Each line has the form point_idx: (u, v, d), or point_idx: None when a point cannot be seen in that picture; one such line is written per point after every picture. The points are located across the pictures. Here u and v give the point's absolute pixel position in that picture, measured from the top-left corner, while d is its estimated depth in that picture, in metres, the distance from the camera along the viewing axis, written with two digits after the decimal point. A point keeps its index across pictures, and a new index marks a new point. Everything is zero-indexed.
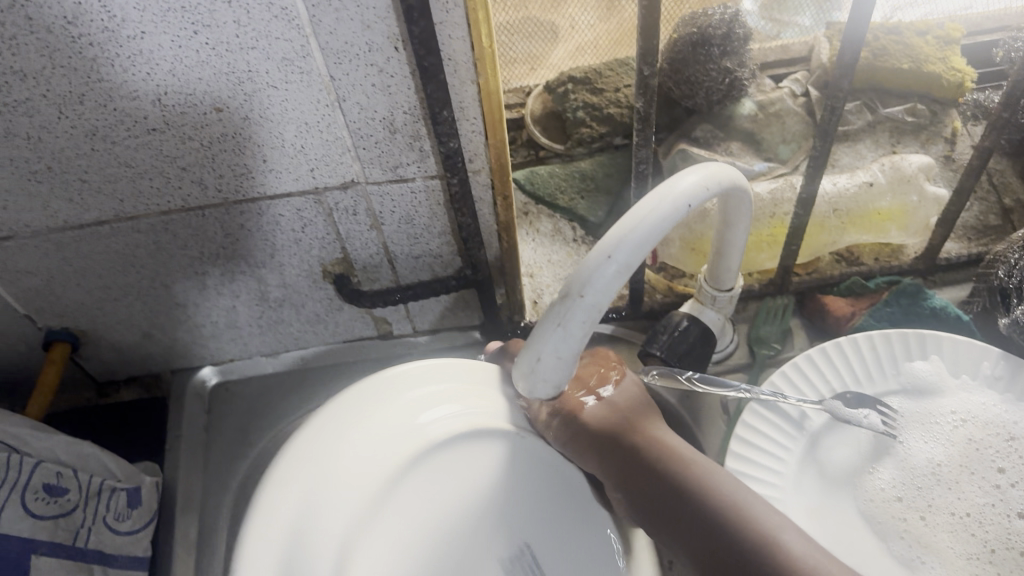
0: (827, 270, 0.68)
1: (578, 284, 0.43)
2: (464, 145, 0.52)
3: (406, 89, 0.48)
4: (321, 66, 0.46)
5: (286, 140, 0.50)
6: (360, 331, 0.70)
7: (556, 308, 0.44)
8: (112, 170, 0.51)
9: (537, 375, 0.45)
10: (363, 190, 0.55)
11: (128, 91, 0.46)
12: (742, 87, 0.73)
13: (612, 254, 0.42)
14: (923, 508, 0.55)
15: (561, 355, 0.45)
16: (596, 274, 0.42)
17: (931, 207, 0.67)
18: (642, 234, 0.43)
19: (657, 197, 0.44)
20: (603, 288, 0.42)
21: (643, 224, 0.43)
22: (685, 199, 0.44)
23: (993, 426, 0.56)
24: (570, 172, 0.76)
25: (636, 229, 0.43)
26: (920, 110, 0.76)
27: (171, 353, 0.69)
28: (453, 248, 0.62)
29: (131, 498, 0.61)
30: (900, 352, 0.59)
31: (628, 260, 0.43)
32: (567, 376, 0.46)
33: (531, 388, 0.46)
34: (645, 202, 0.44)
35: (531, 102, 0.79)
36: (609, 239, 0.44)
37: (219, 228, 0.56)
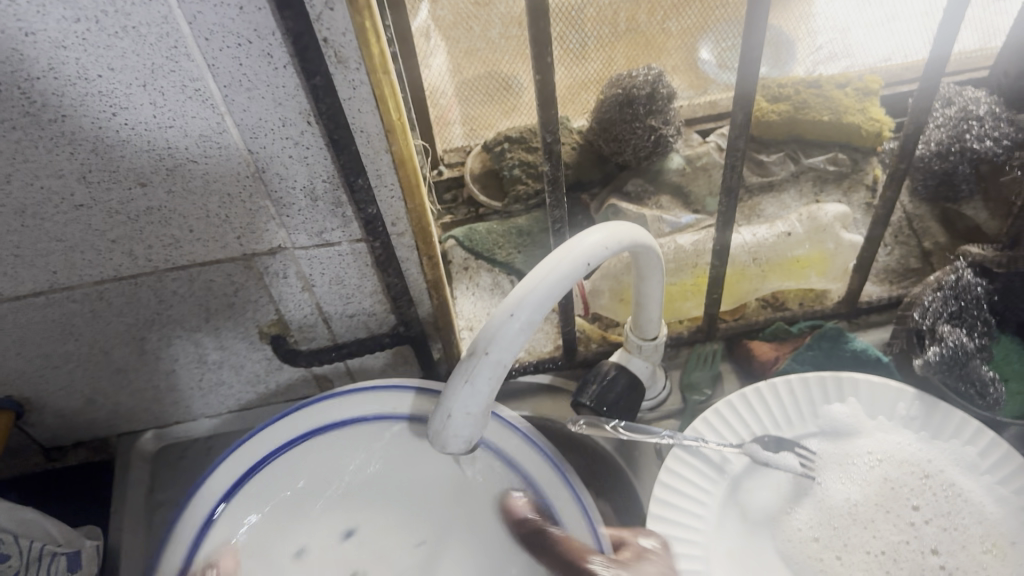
0: (753, 315, 0.70)
1: (483, 342, 0.45)
2: (385, 210, 0.55)
3: (323, 159, 0.51)
4: (239, 141, 0.48)
5: (212, 212, 0.53)
6: (304, 389, 0.72)
7: (464, 366, 0.46)
8: (43, 245, 0.53)
9: (447, 431, 0.47)
10: (291, 255, 0.57)
11: (52, 170, 0.48)
12: (668, 143, 0.76)
13: (514, 312, 0.45)
14: (839, 547, 0.56)
15: (470, 411, 0.46)
16: (499, 333, 0.44)
17: (849, 253, 0.70)
18: (542, 293, 0.45)
19: (556, 257, 0.46)
20: (505, 346, 0.44)
21: (541, 283, 0.45)
22: (584, 257, 0.47)
23: (908, 464, 0.58)
24: (507, 229, 0.78)
25: (538, 288, 0.45)
26: (842, 159, 0.79)
27: (116, 417, 0.70)
28: (385, 306, 0.64)
29: (71, 563, 0.62)
30: (819, 395, 0.62)
31: (530, 318, 0.45)
32: (479, 432, 0.48)
33: (444, 445, 0.48)
34: (544, 262, 0.46)
35: (470, 161, 0.82)
36: (513, 297, 0.46)
37: (153, 295, 0.58)
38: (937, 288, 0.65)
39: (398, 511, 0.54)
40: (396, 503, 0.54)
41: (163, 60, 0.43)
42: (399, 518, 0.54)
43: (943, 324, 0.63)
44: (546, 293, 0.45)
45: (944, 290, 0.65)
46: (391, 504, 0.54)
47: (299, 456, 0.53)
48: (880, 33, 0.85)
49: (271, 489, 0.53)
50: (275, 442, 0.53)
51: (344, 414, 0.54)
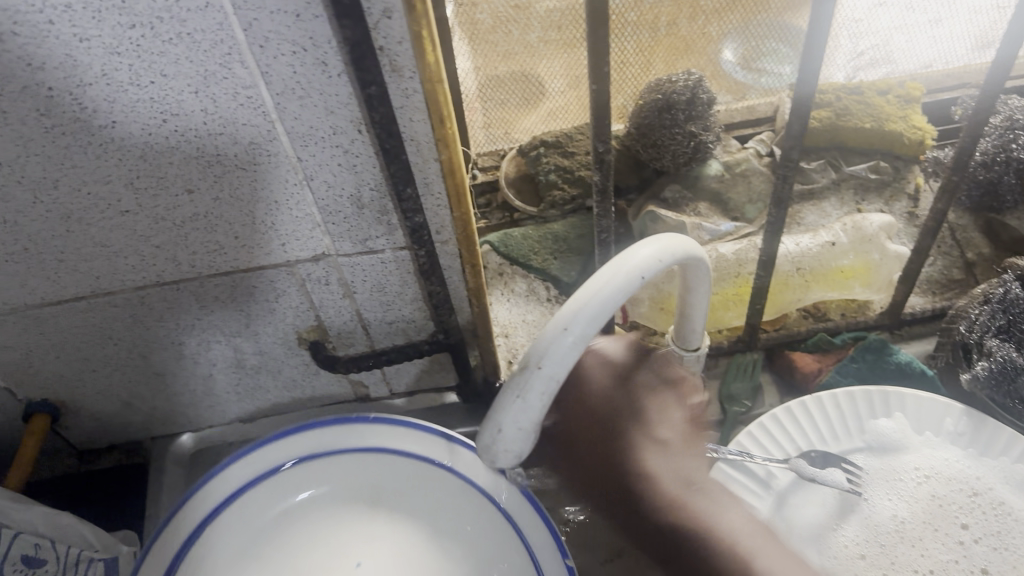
0: (795, 326, 0.70)
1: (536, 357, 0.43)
2: (431, 219, 0.54)
3: (371, 168, 0.50)
4: (289, 149, 0.48)
5: (258, 218, 0.52)
6: (340, 395, 0.71)
7: (516, 381, 0.44)
8: (87, 250, 0.52)
9: (498, 448, 0.46)
10: (334, 262, 0.57)
11: (100, 176, 0.47)
12: (708, 149, 0.75)
13: (568, 324, 0.43)
14: (886, 566, 0.55)
15: (523, 426, 0.45)
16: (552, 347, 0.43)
17: (894, 264, 0.68)
18: (596, 307, 0.43)
19: (610, 269, 0.44)
20: (560, 361, 0.43)
21: (596, 294, 0.43)
22: (640, 269, 0.45)
23: (956, 481, 0.58)
24: (543, 234, 0.77)
25: (591, 300, 0.43)
26: (884, 167, 0.78)
27: (152, 420, 0.70)
28: (425, 313, 0.63)
29: (108, 568, 0.62)
30: (865, 409, 0.61)
31: (584, 331, 0.43)
32: (531, 448, 0.47)
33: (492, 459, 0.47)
34: (598, 274, 0.44)
35: (506, 165, 0.81)
36: (568, 310, 0.44)
37: (194, 300, 0.58)
38: (985, 301, 0.64)
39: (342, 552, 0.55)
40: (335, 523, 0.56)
41: (216, 67, 0.43)
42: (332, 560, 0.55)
43: (990, 338, 0.62)
44: (600, 304, 0.43)
45: (991, 303, 0.63)
46: (331, 544, 0.55)
47: (247, 503, 0.54)
48: (923, 39, 0.84)
49: (216, 549, 0.53)
50: (214, 500, 0.53)
51: (281, 453, 0.55)
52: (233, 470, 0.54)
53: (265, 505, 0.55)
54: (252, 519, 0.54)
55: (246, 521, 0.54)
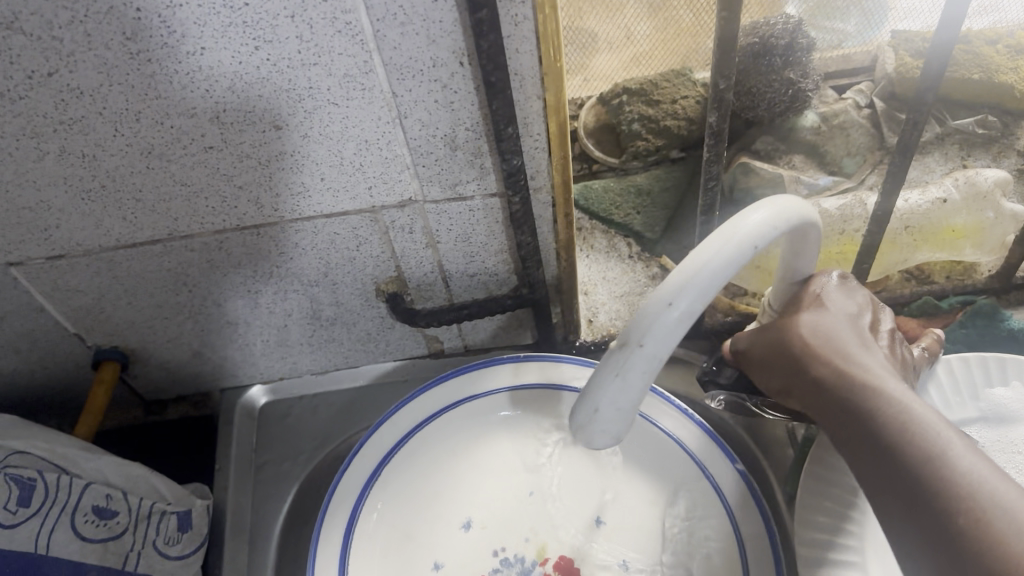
0: (898, 288, 0.66)
1: (636, 333, 0.37)
2: (527, 163, 0.50)
3: (470, 105, 0.46)
4: (384, 83, 0.44)
5: (346, 158, 0.49)
6: (412, 349, 0.69)
7: (612, 357, 0.39)
8: (167, 189, 0.50)
9: (591, 429, 0.41)
10: (421, 209, 0.54)
11: (185, 108, 0.44)
12: (806, 98, 0.72)
13: (673, 301, 0.37)
14: None
15: (621, 407, 0.40)
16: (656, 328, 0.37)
17: (1009, 225, 0.64)
18: (705, 281, 0.36)
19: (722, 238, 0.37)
20: (663, 339, 0.37)
21: (706, 266, 0.37)
22: (753, 241, 0.38)
23: None
24: (624, 187, 0.73)
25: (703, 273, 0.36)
26: (992, 122, 0.73)
27: (220, 371, 0.68)
28: (509, 266, 0.60)
29: (182, 522, 0.60)
30: (980, 378, 0.57)
31: (691, 307, 0.37)
32: (626, 426, 0.41)
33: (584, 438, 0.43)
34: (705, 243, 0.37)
35: (584, 114, 0.77)
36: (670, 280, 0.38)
37: (274, 245, 0.55)
38: None
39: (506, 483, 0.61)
40: (471, 473, 0.61)
41: None
42: (499, 492, 0.61)
43: None
44: (713, 279, 0.36)
45: None
46: (493, 479, 0.61)
47: (388, 482, 0.59)
48: None
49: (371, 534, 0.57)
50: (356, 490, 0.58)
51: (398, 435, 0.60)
52: (379, 437, 0.59)
53: (401, 486, 0.59)
54: (393, 501, 0.59)
55: (391, 501, 0.59)
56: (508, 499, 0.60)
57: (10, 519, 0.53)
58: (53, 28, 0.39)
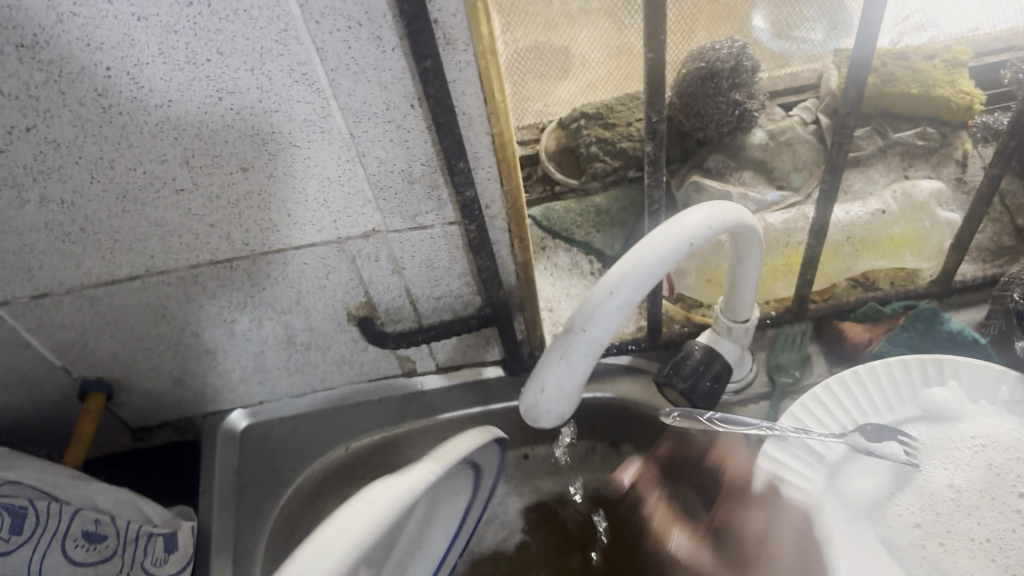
0: (844, 296, 0.70)
1: (581, 318, 0.45)
2: (481, 193, 0.54)
3: (423, 142, 0.49)
4: (340, 125, 0.48)
5: (310, 195, 0.52)
6: (385, 369, 0.72)
7: (560, 342, 0.46)
8: (142, 229, 0.53)
9: (541, 405, 0.47)
10: (385, 238, 0.57)
11: (156, 155, 0.48)
12: (752, 117, 0.76)
13: (614, 290, 0.44)
14: (941, 534, 0.54)
15: (565, 387, 0.46)
16: (598, 312, 0.44)
17: (945, 231, 0.68)
18: (643, 271, 0.44)
19: (656, 235, 0.45)
20: (603, 323, 0.44)
21: (642, 262, 0.45)
22: (686, 237, 0.46)
23: (1014, 450, 0.56)
24: (585, 208, 0.77)
25: (640, 266, 0.44)
26: (931, 133, 0.76)
27: (201, 397, 0.71)
28: (473, 288, 0.63)
29: (168, 543, 0.62)
30: (918, 380, 0.61)
31: (630, 297, 0.45)
32: (571, 407, 0.48)
33: (536, 419, 0.48)
34: (645, 241, 0.45)
35: (545, 139, 0.80)
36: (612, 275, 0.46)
37: (247, 277, 0.58)
38: None
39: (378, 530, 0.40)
40: None
41: (272, 44, 0.42)
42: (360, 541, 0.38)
43: None
44: (648, 272, 0.44)
45: None
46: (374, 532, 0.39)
47: None
48: None
49: None
50: None
51: None
52: None
53: None
54: None
55: None
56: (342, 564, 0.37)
57: (5, 547, 0.57)
58: (29, 88, 0.42)
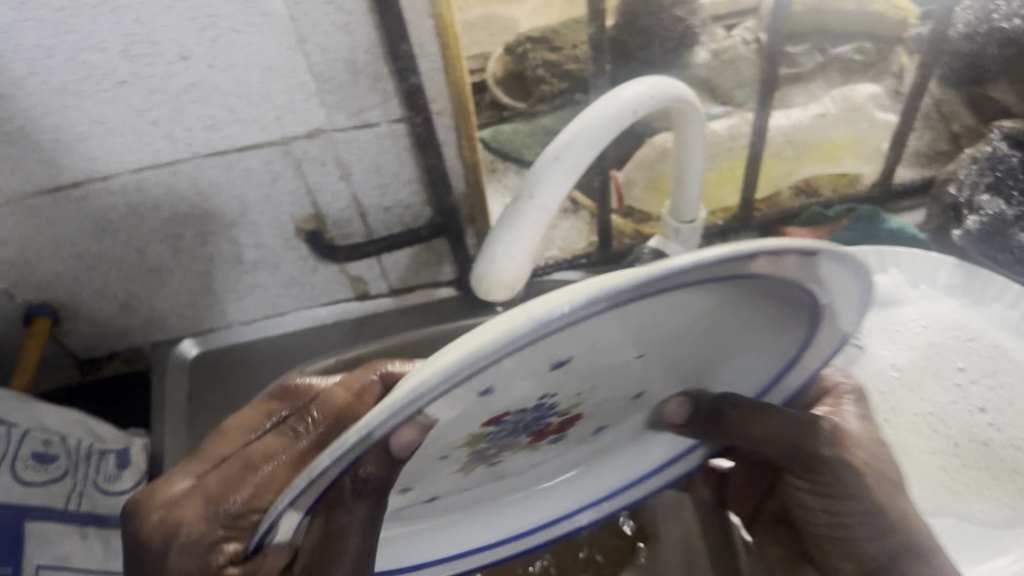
0: (789, 204, 0.70)
1: (528, 185, 0.45)
2: (426, 85, 0.54)
3: (364, 27, 0.49)
4: (281, 7, 0.47)
5: (252, 87, 0.52)
6: (337, 292, 0.72)
7: (509, 211, 0.46)
8: (82, 128, 0.52)
9: (491, 276, 0.47)
10: (330, 138, 0.57)
11: (94, 42, 0.47)
12: (695, 34, 0.76)
13: (559, 155, 0.45)
14: (886, 411, 0.57)
15: (515, 255, 0.47)
16: (544, 175, 0.45)
17: (883, 132, 0.70)
18: (586, 136, 0.45)
19: (601, 102, 0.45)
20: (550, 189, 0.45)
21: (586, 126, 0.45)
22: (631, 104, 0.46)
23: (952, 329, 0.59)
24: (533, 128, 0.77)
25: (583, 131, 0.45)
26: (868, 48, 0.77)
27: (150, 322, 0.71)
28: (422, 197, 0.63)
29: (119, 460, 0.63)
30: None
31: (576, 162, 0.45)
32: (522, 277, 0.48)
33: (487, 289, 0.48)
34: (588, 109, 0.46)
35: (492, 65, 0.81)
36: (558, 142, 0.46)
37: (191, 184, 0.58)
38: (974, 161, 0.66)
39: (640, 332, 0.31)
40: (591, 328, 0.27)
41: None
42: (611, 340, 0.31)
43: (981, 194, 0.64)
44: (592, 135, 0.45)
45: (979, 164, 0.65)
46: (639, 320, 0.30)
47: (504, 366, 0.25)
48: None
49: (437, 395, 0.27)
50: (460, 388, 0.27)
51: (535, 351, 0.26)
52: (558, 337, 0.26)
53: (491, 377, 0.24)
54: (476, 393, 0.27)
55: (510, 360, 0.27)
56: (580, 377, 0.34)
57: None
58: None
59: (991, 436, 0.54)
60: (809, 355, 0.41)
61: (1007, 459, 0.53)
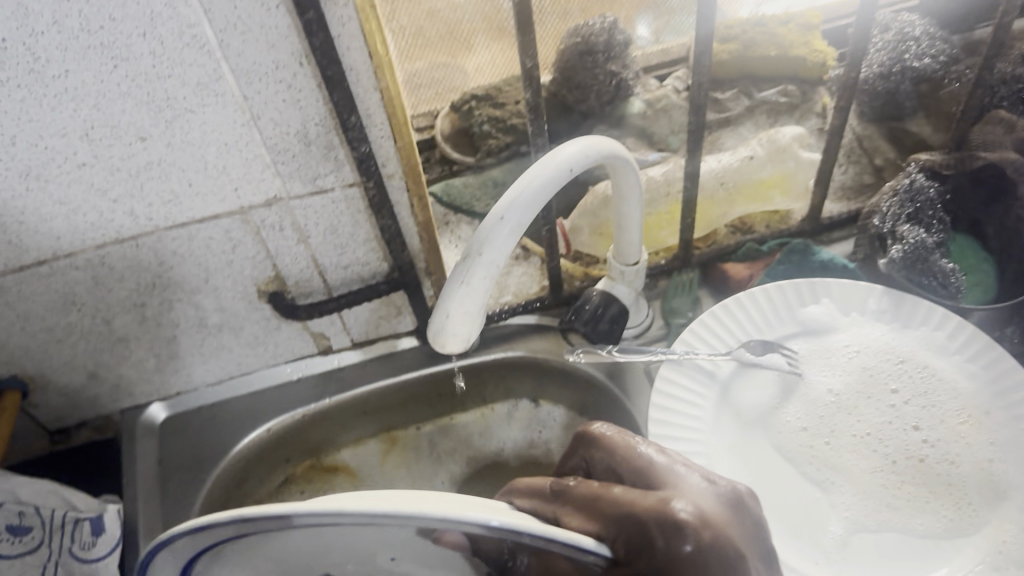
0: (725, 241, 0.75)
1: (476, 245, 0.48)
2: (376, 151, 0.57)
3: (314, 101, 0.52)
4: (233, 87, 0.50)
5: (209, 163, 0.54)
6: (300, 349, 0.74)
7: (459, 269, 0.49)
8: (47, 209, 0.54)
9: (447, 333, 0.50)
10: (286, 205, 0.59)
11: (56, 128, 0.49)
12: (628, 86, 0.81)
13: (504, 215, 0.49)
14: (827, 434, 0.60)
15: (469, 310, 0.50)
16: (491, 235, 0.48)
17: (808, 170, 0.75)
18: (528, 196, 0.49)
19: (539, 163, 0.50)
20: (499, 246, 0.48)
21: (528, 188, 0.49)
22: (567, 164, 0.50)
23: (885, 353, 0.63)
24: (482, 180, 0.82)
25: (524, 191, 0.49)
26: (792, 90, 0.81)
27: (117, 390, 0.72)
28: (378, 254, 0.66)
29: (94, 526, 0.65)
30: (794, 299, 0.67)
31: (519, 221, 0.49)
32: (475, 331, 0.51)
33: (442, 344, 0.51)
34: (528, 172, 0.50)
35: (441, 123, 0.86)
36: (501, 203, 0.50)
37: (155, 256, 0.60)
38: (893, 194, 0.70)
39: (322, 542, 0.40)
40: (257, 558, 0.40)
41: (162, 8, 0.45)
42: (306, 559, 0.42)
43: (902, 225, 0.69)
44: (532, 195, 0.49)
45: (899, 196, 0.70)
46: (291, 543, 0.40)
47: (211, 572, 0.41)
48: None
49: None
50: None
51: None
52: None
53: None
54: None
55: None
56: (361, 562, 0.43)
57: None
58: None
59: (925, 452, 0.58)
60: (548, 543, 0.36)
61: (942, 473, 0.57)
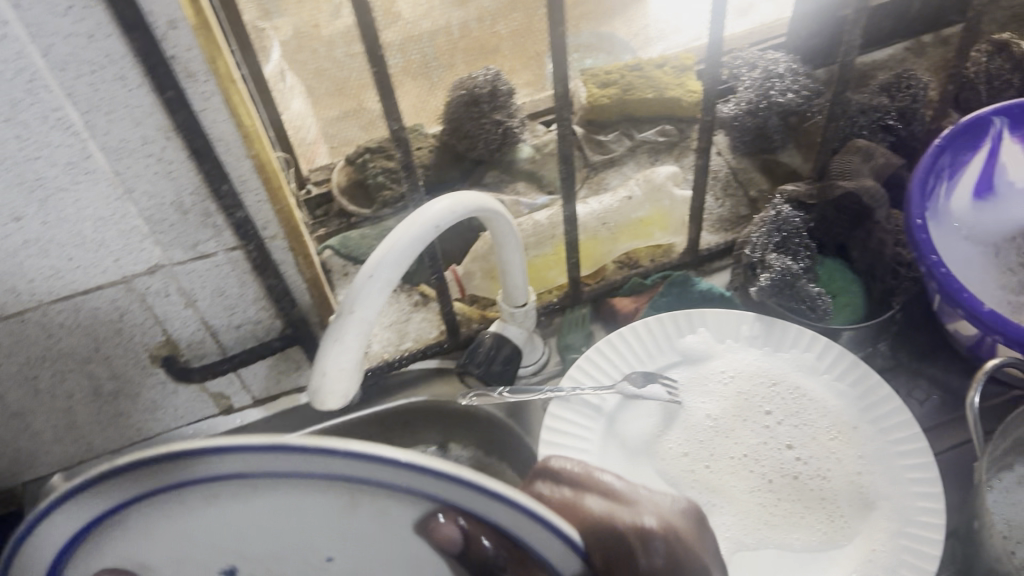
0: (613, 275, 0.78)
1: (348, 302, 0.51)
2: (255, 215, 0.59)
3: (186, 171, 0.54)
4: (103, 164, 0.52)
5: (87, 237, 0.56)
6: (201, 409, 0.75)
7: (333, 326, 0.52)
8: None
9: (324, 388, 0.52)
10: (170, 272, 0.61)
11: None
12: (516, 134, 0.84)
13: (374, 273, 0.51)
14: (706, 459, 0.63)
15: (343, 365, 0.52)
16: (361, 293, 0.50)
17: (683, 206, 0.80)
18: (395, 253, 0.51)
19: (405, 221, 0.52)
20: (369, 303, 0.51)
21: (395, 247, 0.51)
22: (432, 221, 0.52)
23: (758, 376, 0.66)
24: (378, 231, 0.83)
25: (390, 250, 0.51)
26: (670, 130, 0.86)
27: (17, 462, 0.72)
28: (269, 312, 0.68)
29: None
30: (673, 331, 0.70)
31: (388, 277, 0.51)
32: (354, 386, 0.54)
33: (323, 401, 0.53)
34: (395, 231, 0.52)
35: (337, 176, 0.88)
36: (371, 262, 0.52)
37: (42, 330, 0.61)
38: (761, 226, 0.74)
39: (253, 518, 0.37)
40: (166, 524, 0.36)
41: (22, 95, 0.46)
42: (239, 528, 0.38)
43: (770, 254, 0.72)
44: (400, 253, 0.51)
45: (766, 228, 0.74)
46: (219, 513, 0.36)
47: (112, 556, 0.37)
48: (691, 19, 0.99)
49: None
50: None
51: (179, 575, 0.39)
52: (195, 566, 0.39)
53: None
54: None
55: None
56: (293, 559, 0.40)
57: None
58: None
59: (798, 469, 0.61)
60: (509, 512, 0.36)
61: (815, 489, 0.60)
